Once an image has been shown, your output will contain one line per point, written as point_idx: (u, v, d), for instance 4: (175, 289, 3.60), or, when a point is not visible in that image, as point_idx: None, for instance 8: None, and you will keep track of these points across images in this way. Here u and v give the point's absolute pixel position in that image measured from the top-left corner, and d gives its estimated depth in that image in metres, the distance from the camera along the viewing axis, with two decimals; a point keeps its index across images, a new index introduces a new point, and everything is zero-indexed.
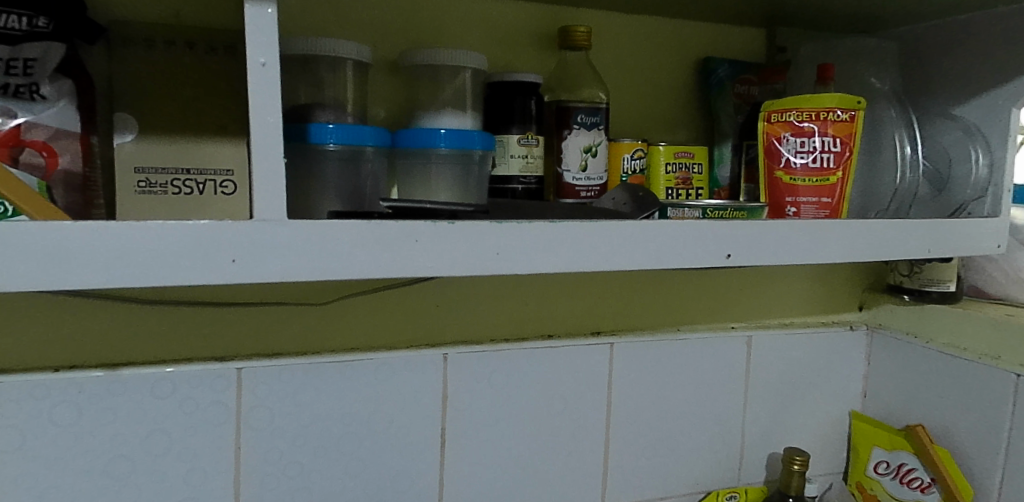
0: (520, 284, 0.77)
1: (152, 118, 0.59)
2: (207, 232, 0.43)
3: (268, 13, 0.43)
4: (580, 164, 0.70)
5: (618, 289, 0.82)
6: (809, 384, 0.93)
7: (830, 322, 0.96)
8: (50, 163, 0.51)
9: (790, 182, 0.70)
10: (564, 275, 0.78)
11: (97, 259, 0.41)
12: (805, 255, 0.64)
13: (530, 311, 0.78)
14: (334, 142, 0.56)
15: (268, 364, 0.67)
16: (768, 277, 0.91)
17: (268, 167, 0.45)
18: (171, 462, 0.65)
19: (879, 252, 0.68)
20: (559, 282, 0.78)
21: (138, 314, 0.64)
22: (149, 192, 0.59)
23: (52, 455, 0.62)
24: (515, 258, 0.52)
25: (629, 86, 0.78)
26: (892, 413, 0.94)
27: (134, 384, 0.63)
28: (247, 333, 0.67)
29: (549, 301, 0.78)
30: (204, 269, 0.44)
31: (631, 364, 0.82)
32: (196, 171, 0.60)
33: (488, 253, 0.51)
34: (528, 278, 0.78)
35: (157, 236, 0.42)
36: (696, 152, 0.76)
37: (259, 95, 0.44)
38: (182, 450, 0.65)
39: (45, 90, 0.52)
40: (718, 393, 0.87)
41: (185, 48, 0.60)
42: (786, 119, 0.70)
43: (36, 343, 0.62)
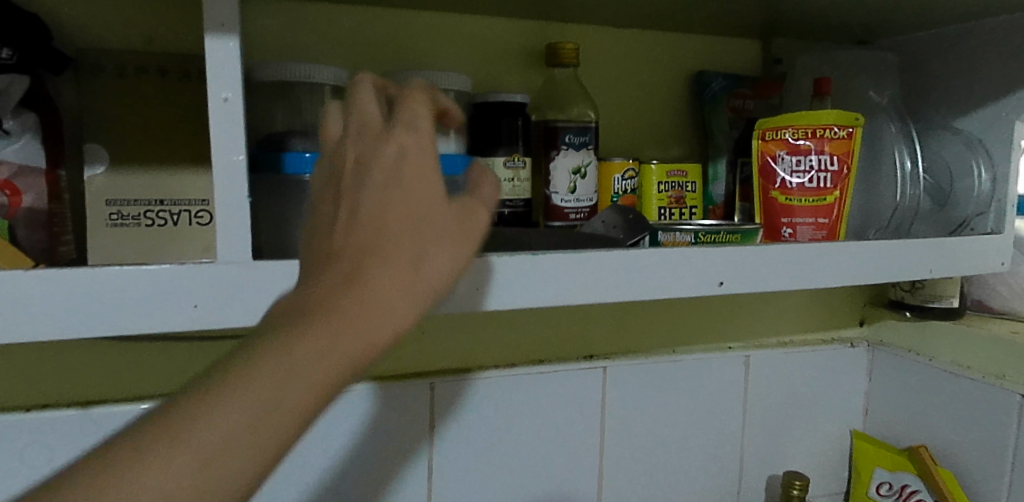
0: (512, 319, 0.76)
1: (124, 148, 0.57)
2: (170, 278, 0.42)
3: (229, 47, 0.41)
4: (569, 186, 0.68)
5: (602, 319, 0.80)
6: (809, 403, 0.91)
7: (830, 340, 0.94)
8: (13, 202, 0.50)
9: (787, 202, 0.68)
10: (557, 307, 0.77)
11: (53, 309, 0.40)
12: (801, 279, 0.62)
13: (517, 338, 0.77)
14: (310, 172, 0.54)
15: None
16: (767, 297, 0.89)
17: (236, 208, 0.43)
18: None
19: (879, 274, 0.66)
20: (551, 314, 0.77)
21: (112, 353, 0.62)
22: (122, 225, 0.57)
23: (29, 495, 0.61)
24: (496, 292, 0.52)
25: (621, 102, 0.76)
26: (894, 432, 0.92)
27: (110, 421, 0.62)
28: None
29: (539, 331, 0.77)
30: (167, 317, 0.42)
31: (624, 387, 0.80)
32: (170, 201, 0.58)
33: (468, 288, 0.51)
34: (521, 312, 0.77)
35: (116, 284, 0.40)
36: (690, 170, 0.74)
37: (221, 133, 0.42)
38: None
39: (7, 124, 0.50)
40: (714, 415, 0.86)
41: (156, 75, 0.58)
42: (781, 137, 0.68)
43: (8, 383, 0.60)
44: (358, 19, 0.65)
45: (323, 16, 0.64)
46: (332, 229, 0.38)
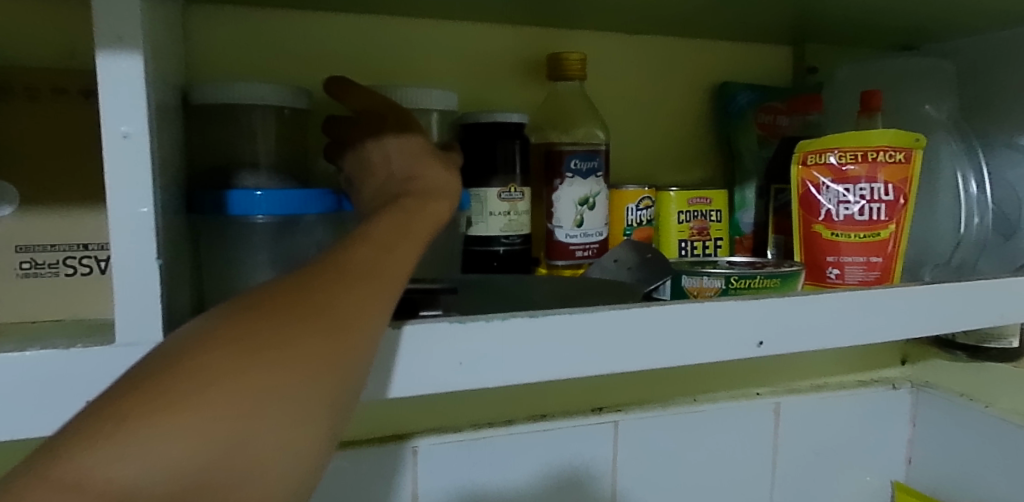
0: (531, 393, 0.68)
1: (40, 187, 0.47)
2: (51, 367, 0.32)
3: (129, 69, 0.32)
4: (575, 219, 0.58)
5: (618, 382, 0.71)
6: (845, 456, 0.81)
7: (870, 381, 0.83)
8: None
9: (831, 238, 0.58)
10: (580, 380, 0.69)
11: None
12: (855, 334, 0.52)
13: (523, 396, 0.68)
14: (260, 215, 0.44)
15: None
16: (804, 356, 0.80)
17: (140, 271, 0.33)
18: None
19: (943, 324, 0.56)
20: (571, 387, 0.69)
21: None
22: (35, 275, 0.47)
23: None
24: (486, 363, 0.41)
25: (634, 118, 0.66)
26: (941, 486, 0.81)
27: None
28: None
29: (550, 396, 0.69)
30: (55, 417, 0.32)
31: (639, 443, 0.70)
32: (96, 245, 0.48)
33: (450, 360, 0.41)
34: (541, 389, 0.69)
35: None
36: (715, 196, 0.64)
37: (123, 178, 0.32)
38: None
39: None
40: (740, 470, 0.75)
41: (81, 97, 0.48)
42: (825, 161, 0.58)
43: None
44: (327, 27, 0.56)
45: (285, 25, 0.55)
46: (379, 166, 0.47)
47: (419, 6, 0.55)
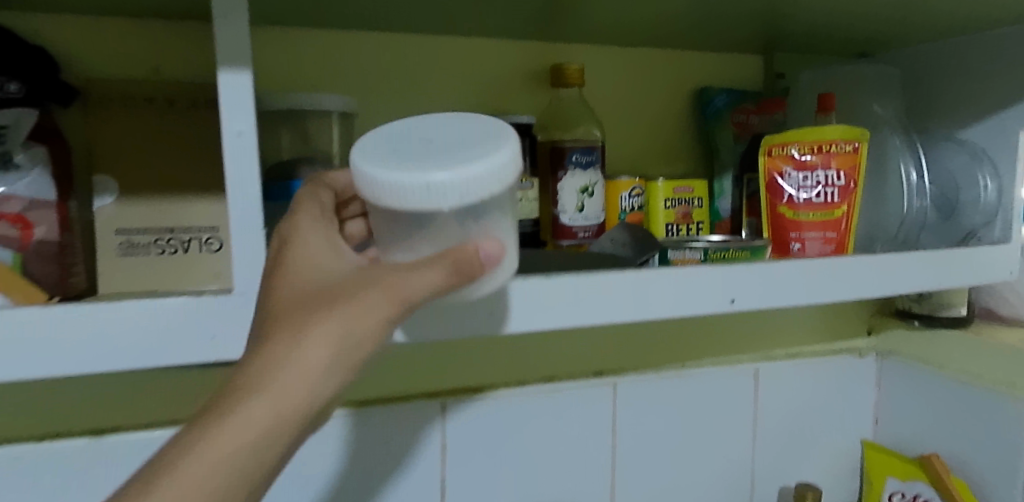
0: (542, 341, 0.77)
1: (136, 180, 0.57)
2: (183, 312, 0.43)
3: (243, 82, 0.42)
4: (577, 205, 0.68)
5: (616, 340, 0.80)
6: (819, 414, 0.91)
7: (840, 350, 0.93)
8: (25, 235, 0.48)
9: (794, 218, 0.68)
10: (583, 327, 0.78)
11: (74, 346, 0.41)
12: (809, 294, 0.64)
13: (531, 354, 0.77)
14: None
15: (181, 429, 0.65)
16: (781, 326, 0.89)
17: (249, 237, 0.43)
18: None
19: (888, 287, 0.67)
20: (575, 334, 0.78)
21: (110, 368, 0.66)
22: (132, 254, 0.56)
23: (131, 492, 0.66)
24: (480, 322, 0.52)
25: (625, 119, 0.77)
26: (905, 441, 0.91)
27: (116, 448, 0.66)
28: None
29: (556, 346, 0.77)
30: (191, 348, 0.43)
31: (636, 402, 0.80)
32: (181, 229, 0.57)
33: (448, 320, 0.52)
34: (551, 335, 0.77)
35: (134, 320, 0.42)
36: (696, 185, 0.74)
37: (237, 168, 0.42)
38: None
39: (18, 157, 0.49)
40: (726, 427, 0.85)
41: (165, 105, 0.58)
42: (787, 152, 0.68)
43: (36, 413, 0.64)
44: (364, 44, 0.66)
45: (329, 43, 0.65)
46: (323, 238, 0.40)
47: (443, 26, 0.65)
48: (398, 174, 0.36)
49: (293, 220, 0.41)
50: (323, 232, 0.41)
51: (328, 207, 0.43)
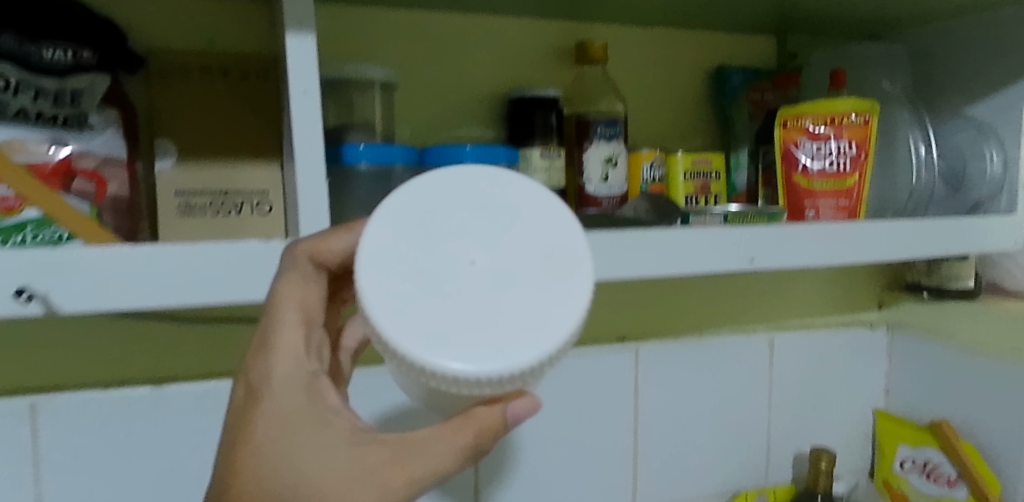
0: None
1: (193, 145, 0.61)
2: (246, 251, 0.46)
3: (308, 43, 0.46)
4: (602, 175, 0.71)
5: (628, 290, 0.83)
6: (832, 383, 0.94)
7: (850, 323, 0.96)
8: (100, 190, 0.52)
9: (809, 186, 0.72)
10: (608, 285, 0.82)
11: (139, 279, 0.43)
12: (825, 256, 0.67)
13: None
14: (366, 162, 0.59)
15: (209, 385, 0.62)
16: (795, 298, 0.93)
17: (311, 186, 0.47)
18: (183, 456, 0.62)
19: (900, 251, 0.70)
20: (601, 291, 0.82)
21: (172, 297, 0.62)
22: (190, 215, 0.60)
23: (200, 440, 0.63)
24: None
25: (644, 96, 0.80)
26: (915, 410, 0.94)
27: (160, 407, 0.61)
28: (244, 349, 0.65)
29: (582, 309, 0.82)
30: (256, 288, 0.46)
31: (656, 368, 0.84)
32: (234, 192, 0.61)
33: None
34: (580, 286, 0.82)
35: (202, 257, 0.45)
36: (714, 159, 0.77)
37: (302, 121, 0.46)
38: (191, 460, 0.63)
39: (92, 119, 0.54)
40: (743, 394, 0.89)
41: (219, 75, 0.62)
42: (802, 124, 0.72)
43: (48, 365, 0.59)
44: (400, 23, 0.70)
45: (368, 22, 0.69)
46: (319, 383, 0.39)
47: (475, 5, 0.70)
48: (420, 352, 0.35)
49: (268, 361, 0.39)
50: (298, 385, 0.38)
51: (297, 326, 0.41)
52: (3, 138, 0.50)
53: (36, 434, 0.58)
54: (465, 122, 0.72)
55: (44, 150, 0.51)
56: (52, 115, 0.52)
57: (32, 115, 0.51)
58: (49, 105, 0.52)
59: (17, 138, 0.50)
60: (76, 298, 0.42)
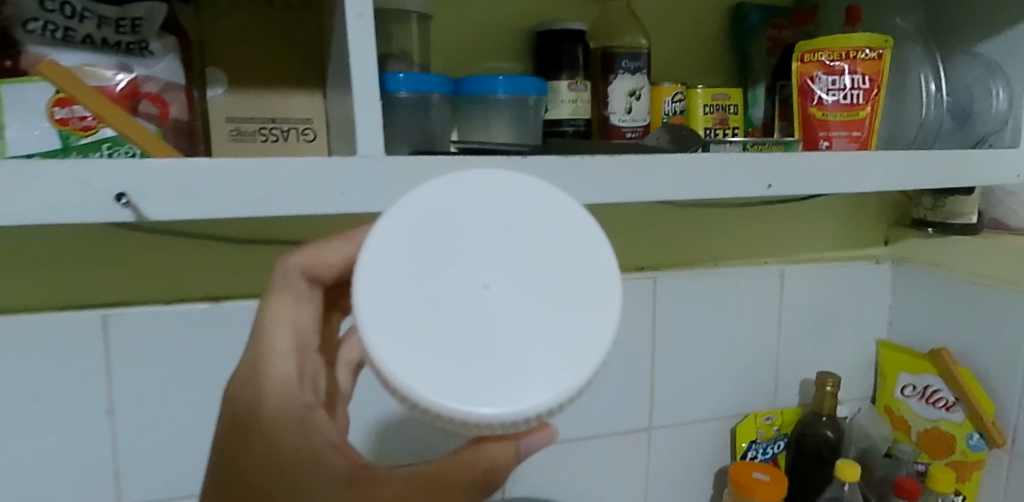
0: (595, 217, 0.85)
1: (242, 74, 0.64)
2: (307, 165, 0.49)
3: None
4: (625, 107, 0.74)
5: (640, 220, 0.88)
6: (839, 314, 0.99)
7: (857, 257, 1.01)
8: (163, 113, 0.56)
9: (823, 118, 0.74)
10: (625, 212, 0.87)
11: (214, 192, 0.47)
12: (838, 183, 0.71)
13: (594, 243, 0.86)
14: (406, 90, 0.62)
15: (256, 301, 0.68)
16: (805, 232, 0.97)
17: (365, 103, 0.50)
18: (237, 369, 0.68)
19: (908, 181, 0.73)
20: (621, 219, 0.87)
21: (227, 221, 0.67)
22: (241, 140, 0.65)
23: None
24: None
25: (665, 32, 0.84)
26: (917, 340, 0.99)
27: (215, 322, 0.67)
28: None
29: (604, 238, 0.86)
30: (320, 199, 0.50)
31: (673, 296, 0.88)
32: (281, 120, 0.66)
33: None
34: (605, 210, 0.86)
35: (269, 169, 0.48)
36: (732, 94, 0.80)
37: (357, 43, 0.49)
38: None
39: (153, 46, 0.56)
40: (754, 323, 0.93)
41: (264, 5, 0.65)
42: (818, 59, 0.74)
43: (116, 282, 0.65)
44: None
45: None
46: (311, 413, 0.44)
47: None
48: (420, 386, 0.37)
49: (258, 392, 0.44)
50: (295, 418, 0.43)
51: (288, 355, 0.45)
52: (73, 63, 0.53)
53: (108, 344, 0.64)
54: (495, 58, 0.76)
55: (110, 75, 0.54)
56: (114, 42, 0.55)
57: (98, 41, 0.54)
58: (111, 33, 0.55)
59: (86, 64, 0.53)
60: (160, 205, 0.46)
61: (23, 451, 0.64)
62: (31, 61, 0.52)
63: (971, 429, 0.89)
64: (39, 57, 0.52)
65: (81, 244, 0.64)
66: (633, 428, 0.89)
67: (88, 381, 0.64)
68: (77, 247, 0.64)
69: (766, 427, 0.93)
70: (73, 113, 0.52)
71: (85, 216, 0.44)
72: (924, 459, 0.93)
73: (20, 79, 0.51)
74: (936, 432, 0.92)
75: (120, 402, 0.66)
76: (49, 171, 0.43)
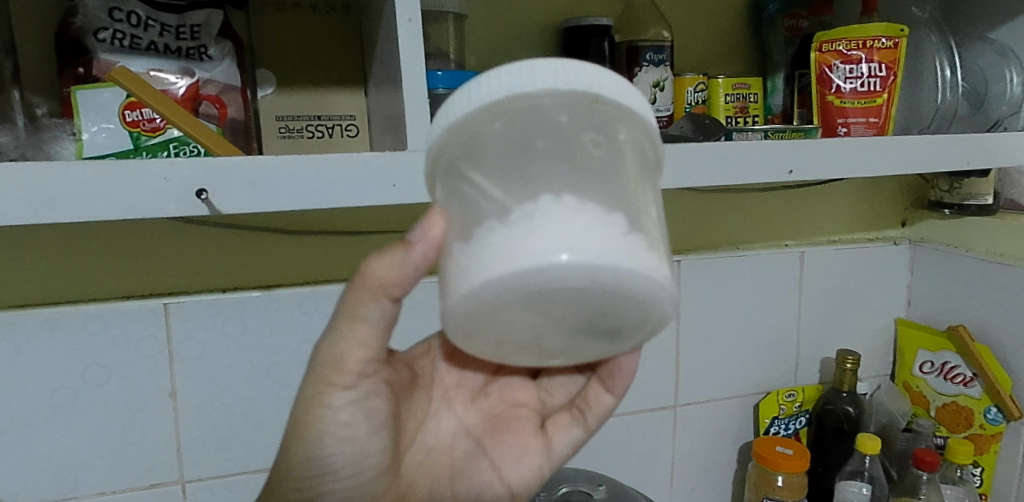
0: None
1: (289, 75, 0.68)
2: (361, 159, 0.53)
3: None
4: (650, 98, 0.77)
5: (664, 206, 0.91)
6: (857, 295, 1.02)
7: (875, 239, 1.03)
8: (222, 114, 0.60)
9: (841, 105, 0.77)
10: None
11: (277, 190, 0.51)
12: (857, 168, 0.73)
13: None
14: (443, 87, 0.66)
15: (304, 289, 0.72)
16: (824, 214, 0.99)
17: (415, 103, 0.54)
18: (290, 352, 0.73)
19: (925, 165, 0.76)
20: None
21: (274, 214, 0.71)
22: (289, 137, 0.69)
23: (309, 335, 0.73)
24: (609, 292, 0.35)
25: (686, 25, 0.87)
26: (935, 317, 1.02)
27: (268, 308, 0.71)
28: (331, 258, 0.74)
29: None
30: (374, 191, 0.53)
31: (696, 279, 0.91)
32: (326, 117, 0.69)
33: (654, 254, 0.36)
34: None
35: (326, 165, 0.52)
36: (752, 83, 0.83)
37: (407, 47, 0.53)
38: (296, 353, 0.73)
39: (211, 51, 0.61)
40: (775, 304, 0.97)
41: (308, 9, 0.68)
42: (836, 48, 0.76)
43: (174, 271, 0.69)
44: None
45: None
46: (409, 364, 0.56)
47: None
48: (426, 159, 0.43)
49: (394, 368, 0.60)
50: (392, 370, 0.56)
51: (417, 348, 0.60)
52: (141, 69, 0.57)
53: (169, 330, 0.69)
54: (524, 54, 0.79)
55: (174, 80, 0.58)
56: (176, 48, 0.59)
57: (162, 48, 0.59)
58: (173, 39, 0.59)
59: (153, 69, 0.57)
60: (231, 200, 0.50)
61: (95, 431, 0.69)
62: (103, 68, 0.57)
63: (989, 403, 0.92)
64: (110, 64, 0.57)
65: (142, 236, 0.68)
66: (659, 406, 0.93)
67: (153, 366, 0.69)
68: (138, 238, 0.68)
69: (789, 404, 0.96)
70: (142, 116, 0.55)
71: (169, 210, 0.48)
72: (943, 433, 0.96)
73: (94, 85, 0.56)
74: (954, 406, 0.95)
75: (181, 384, 0.70)
76: (132, 170, 0.47)
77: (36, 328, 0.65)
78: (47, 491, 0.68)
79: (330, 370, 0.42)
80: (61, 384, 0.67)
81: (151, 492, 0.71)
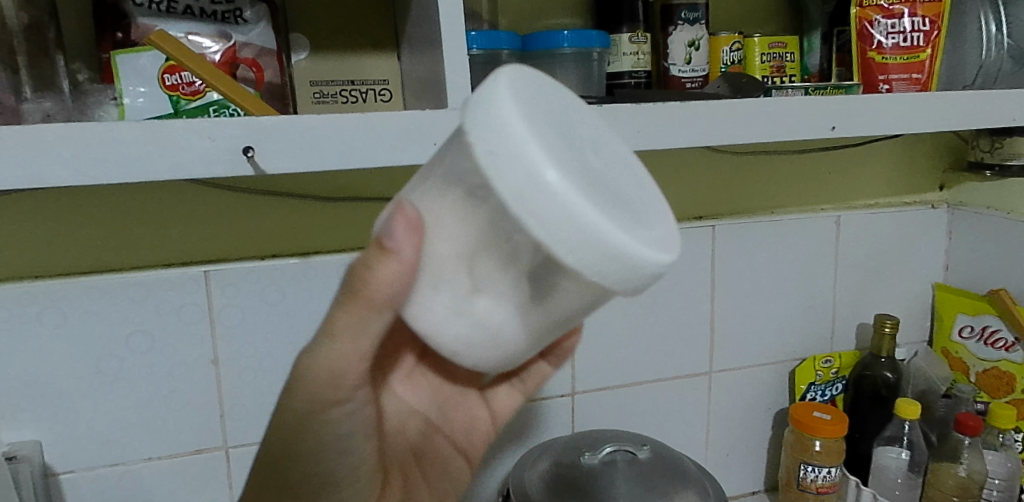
0: (660, 160, 0.88)
1: (323, 39, 0.68)
2: (403, 119, 0.52)
3: None
4: (685, 58, 0.76)
5: (699, 169, 0.90)
6: (894, 260, 1.00)
7: (912, 202, 1.01)
8: (259, 77, 0.60)
9: (881, 61, 0.75)
10: (679, 158, 0.88)
11: (321, 151, 0.51)
12: (901, 125, 0.72)
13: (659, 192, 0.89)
14: (477, 48, 0.65)
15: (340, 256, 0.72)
16: (859, 177, 0.98)
17: (455, 62, 0.53)
18: None
19: (972, 122, 0.74)
20: (678, 165, 0.89)
21: (312, 179, 0.71)
22: (324, 102, 0.69)
23: None
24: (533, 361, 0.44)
25: None
26: (975, 282, 0.99)
27: (306, 275, 0.72)
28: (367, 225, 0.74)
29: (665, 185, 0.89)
30: (418, 151, 0.53)
31: (731, 244, 0.90)
32: (359, 82, 0.69)
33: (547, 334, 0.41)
34: (666, 157, 0.88)
35: (368, 123, 0.51)
36: (788, 42, 0.81)
37: (447, 3, 0.53)
38: None
39: (247, 14, 0.60)
40: (811, 269, 0.95)
41: None
42: (877, 2, 0.75)
43: (211, 239, 0.70)
44: None
45: None
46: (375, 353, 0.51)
47: None
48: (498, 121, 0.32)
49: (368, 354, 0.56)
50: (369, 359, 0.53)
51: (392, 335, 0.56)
52: (179, 33, 0.57)
53: (210, 297, 0.69)
54: (556, 15, 0.78)
55: (208, 44, 0.58)
56: (211, 12, 0.59)
57: (198, 12, 0.59)
58: (208, 3, 0.59)
59: (190, 33, 0.57)
60: (275, 159, 0.50)
61: (139, 397, 0.70)
62: (142, 33, 0.57)
63: None
64: (149, 29, 0.57)
65: (180, 204, 0.68)
66: (694, 373, 0.93)
67: (195, 333, 0.70)
68: (176, 207, 0.68)
69: (825, 371, 0.95)
70: (181, 80, 0.55)
71: (215, 169, 0.48)
72: (984, 399, 0.94)
73: (133, 50, 0.55)
74: (996, 372, 0.93)
75: (221, 352, 0.71)
76: (176, 130, 0.47)
77: (80, 295, 0.66)
78: (96, 457, 0.70)
79: (330, 389, 0.39)
80: (106, 351, 0.68)
81: (195, 458, 0.72)
